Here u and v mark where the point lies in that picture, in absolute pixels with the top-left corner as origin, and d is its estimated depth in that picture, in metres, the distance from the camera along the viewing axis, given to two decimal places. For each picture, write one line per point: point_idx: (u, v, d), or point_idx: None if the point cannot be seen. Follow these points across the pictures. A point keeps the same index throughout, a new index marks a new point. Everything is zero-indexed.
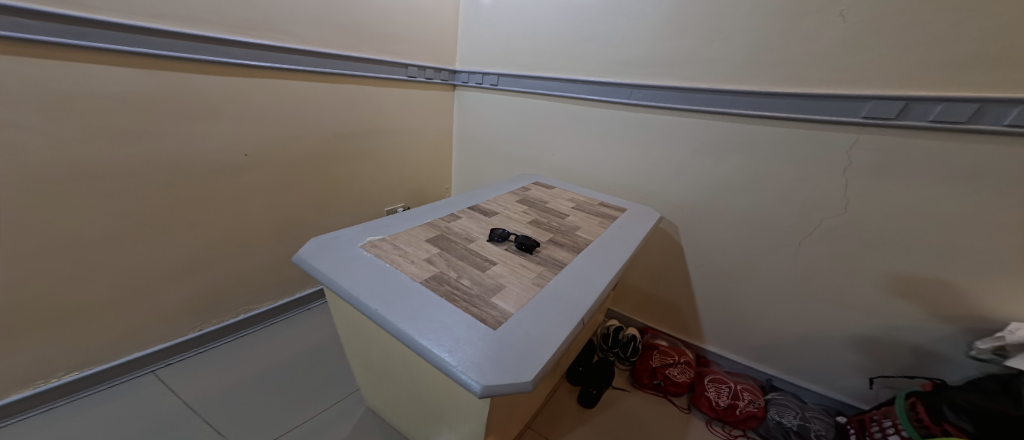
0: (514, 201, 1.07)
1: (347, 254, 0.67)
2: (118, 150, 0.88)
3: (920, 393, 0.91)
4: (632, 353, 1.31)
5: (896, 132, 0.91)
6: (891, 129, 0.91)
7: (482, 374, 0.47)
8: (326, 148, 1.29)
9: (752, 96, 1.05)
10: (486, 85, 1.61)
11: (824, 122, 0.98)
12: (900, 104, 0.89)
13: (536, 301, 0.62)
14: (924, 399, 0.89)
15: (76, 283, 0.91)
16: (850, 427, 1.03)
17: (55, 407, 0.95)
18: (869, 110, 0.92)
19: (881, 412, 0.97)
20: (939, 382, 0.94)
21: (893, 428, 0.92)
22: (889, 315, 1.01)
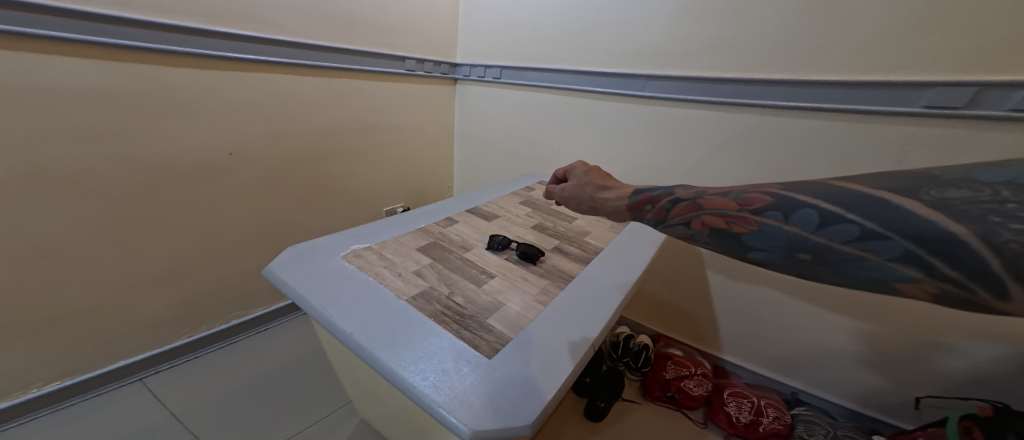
0: (517, 203, 1.00)
1: (325, 267, 0.61)
2: (87, 148, 0.82)
3: (976, 417, 0.80)
4: (643, 363, 1.23)
5: (959, 124, 0.80)
6: (956, 120, 0.80)
7: (472, 416, 0.39)
8: (319, 146, 1.23)
9: (784, 86, 0.96)
10: (488, 79, 1.53)
11: (873, 113, 0.87)
12: (969, 91, 0.78)
13: (539, 322, 0.55)
14: (981, 423, 0.78)
15: (51, 289, 0.85)
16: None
17: (37, 418, 0.90)
18: (931, 99, 0.81)
19: (926, 434, 0.89)
20: (1001, 407, 0.82)
21: None
22: (936, 327, 0.92)
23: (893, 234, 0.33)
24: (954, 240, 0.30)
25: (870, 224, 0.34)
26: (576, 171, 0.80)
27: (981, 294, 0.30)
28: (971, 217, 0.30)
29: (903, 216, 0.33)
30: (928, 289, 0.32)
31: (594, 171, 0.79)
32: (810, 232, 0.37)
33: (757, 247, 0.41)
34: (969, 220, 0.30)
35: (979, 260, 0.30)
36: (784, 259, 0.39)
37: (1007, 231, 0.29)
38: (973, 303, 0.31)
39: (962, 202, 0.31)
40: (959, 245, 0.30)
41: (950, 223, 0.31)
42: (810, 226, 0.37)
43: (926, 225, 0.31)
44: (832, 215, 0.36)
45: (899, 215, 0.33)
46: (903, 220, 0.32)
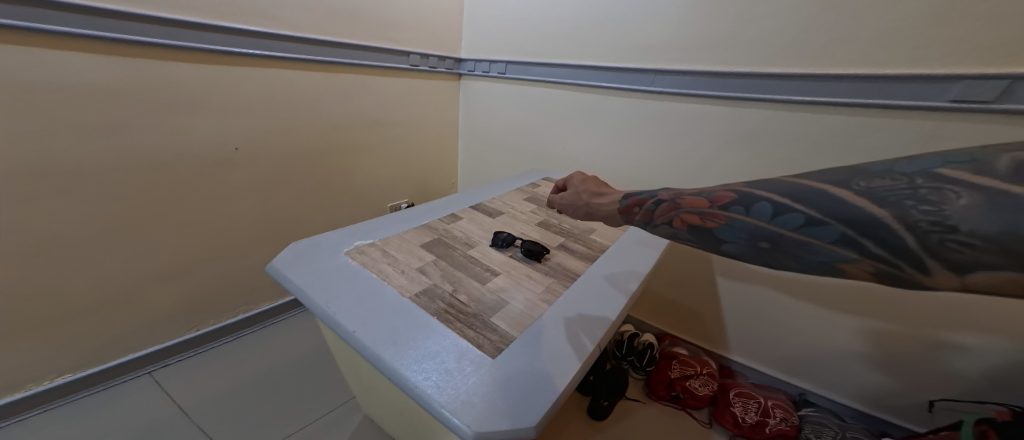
0: (522, 200, 0.99)
1: (329, 264, 0.60)
2: (94, 143, 0.82)
3: (993, 421, 0.78)
4: (647, 362, 1.22)
5: (986, 119, 0.78)
6: (983, 114, 0.77)
7: (475, 417, 0.38)
8: (324, 141, 1.23)
9: (799, 81, 0.94)
10: (493, 74, 1.51)
11: (892, 107, 0.85)
12: (997, 84, 0.75)
13: (544, 322, 0.54)
14: (997, 427, 0.76)
15: (61, 283, 0.86)
16: None
17: (49, 409, 0.91)
18: (958, 92, 0.78)
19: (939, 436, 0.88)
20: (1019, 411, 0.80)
21: None
22: (952, 328, 0.90)
23: (831, 220, 0.33)
24: (878, 222, 0.31)
25: (812, 211, 0.34)
26: (574, 178, 0.79)
27: (914, 275, 0.30)
28: (891, 201, 0.30)
29: (840, 203, 0.33)
30: (868, 271, 0.32)
31: (591, 179, 0.77)
32: (765, 223, 0.37)
33: (725, 241, 0.41)
34: (888, 204, 0.31)
35: (902, 239, 0.30)
36: (745, 250, 0.39)
37: (919, 212, 0.29)
38: (910, 282, 0.30)
39: (884, 188, 0.32)
40: (881, 226, 0.30)
41: (871, 207, 0.31)
42: (763, 216, 0.38)
43: (853, 210, 0.32)
44: (781, 205, 0.37)
45: (835, 202, 0.33)
46: (837, 205, 0.33)
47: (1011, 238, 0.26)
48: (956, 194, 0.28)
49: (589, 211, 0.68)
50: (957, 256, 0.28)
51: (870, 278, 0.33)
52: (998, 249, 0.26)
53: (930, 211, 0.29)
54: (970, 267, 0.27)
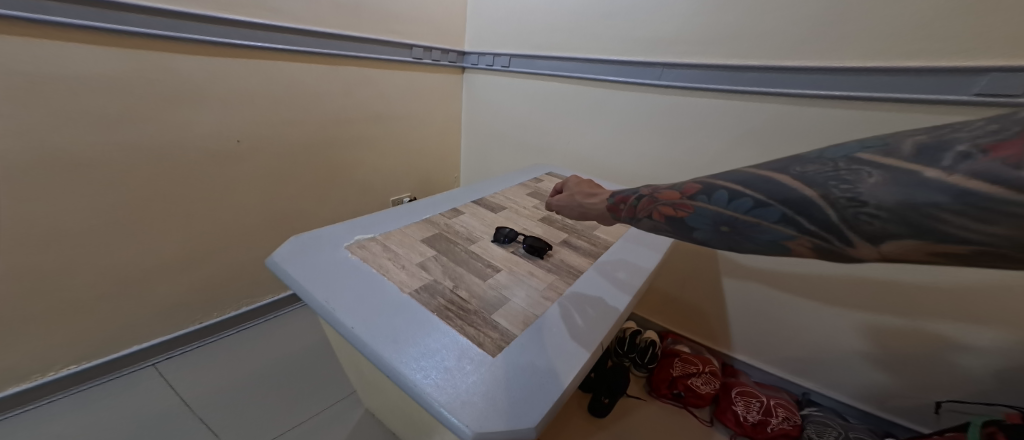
0: (524, 194, 0.98)
1: (329, 258, 0.60)
2: (96, 135, 0.81)
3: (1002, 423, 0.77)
4: (650, 359, 1.21)
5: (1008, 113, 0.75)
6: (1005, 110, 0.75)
7: (475, 417, 0.38)
8: (327, 134, 1.22)
9: (814, 74, 0.91)
10: (497, 67, 1.49)
11: (910, 102, 0.82)
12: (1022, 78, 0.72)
13: (545, 320, 0.53)
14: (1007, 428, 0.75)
15: (65, 275, 0.86)
16: None
17: (55, 400, 0.92)
18: (981, 86, 0.76)
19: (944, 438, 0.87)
20: None
21: None
22: (963, 329, 0.88)
23: (773, 201, 0.36)
24: (807, 201, 0.33)
25: (758, 194, 0.37)
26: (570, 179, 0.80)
27: (843, 249, 0.32)
28: (818, 182, 0.33)
29: (780, 187, 0.36)
30: (808, 247, 0.34)
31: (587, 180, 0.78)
32: (723, 208, 0.40)
33: (694, 228, 0.43)
34: (815, 185, 0.33)
35: (827, 215, 0.32)
36: (708, 236, 0.42)
37: (839, 190, 0.31)
38: (839, 254, 0.32)
39: (814, 171, 0.34)
40: (811, 204, 0.33)
41: (802, 188, 0.34)
42: (721, 202, 0.40)
43: (788, 191, 0.35)
44: (734, 191, 0.40)
45: (776, 186, 0.36)
46: (779, 189, 0.36)
47: (910, 209, 0.28)
48: (869, 173, 0.31)
49: (582, 212, 0.68)
50: (870, 226, 0.30)
51: (811, 254, 0.34)
52: (899, 219, 0.28)
53: (847, 189, 0.31)
54: (882, 237, 0.29)
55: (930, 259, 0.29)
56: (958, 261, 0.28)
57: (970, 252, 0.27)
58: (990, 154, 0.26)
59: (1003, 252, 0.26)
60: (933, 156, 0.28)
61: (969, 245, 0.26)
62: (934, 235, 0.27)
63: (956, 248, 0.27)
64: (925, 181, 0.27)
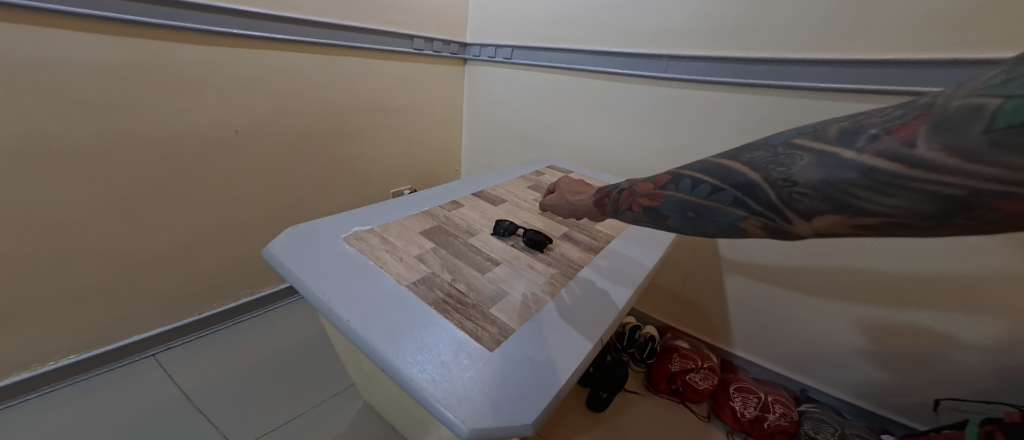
0: (525, 187, 0.97)
1: (326, 250, 0.59)
2: (92, 124, 0.80)
3: (1000, 421, 0.76)
4: (648, 355, 1.21)
5: None
6: None
7: (472, 414, 0.37)
8: (327, 125, 1.21)
9: (824, 67, 0.89)
10: (499, 59, 1.48)
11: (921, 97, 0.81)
12: None
13: (544, 315, 0.53)
14: (1005, 426, 0.74)
15: (64, 265, 0.86)
16: None
17: (55, 390, 0.92)
18: None
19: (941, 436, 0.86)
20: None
21: None
22: (965, 328, 0.88)
23: (727, 186, 0.40)
24: (752, 185, 0.37)
25: (715, 181, 0.41)
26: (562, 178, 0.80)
27: (784, 226, 0.35)
28: (761, 166, 0.37)
29: (733, 173, 0.39)
30: (758, 226, 0.37)
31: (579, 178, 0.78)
32: (688, 195, 0.44)
33: (667, 216, 0.46)
34: (759, 169, 0.37)
35: (768, 196, 0.36)
36: (679, 222, 0.45)
37: (776, 172, 0.35)
38: (784, 231, 0.36)
39: (760, 158, 0.38)
40: (756, 187, 0.37)
41: (748, 173, 0.38)
42: (686, 190, 0.44)
43: (738, 176, 0.39)
44: (697, 178, 0.43)
45: (730, 172, 0.40)
46: (731, 175, 0.39)
47: (830, 187, 0.31)
48: (801, 157, 0.34)
49: (572, 210, 0.68)
50: (801, 204, 0.33)
51: (763, 233, 0.38)
52: (822, 196, 0.32)
53: (783, 171, 0.35)
54: (811, 213, 0.33)
55: (853, 232, 0.32)
56: (874, 232, 0.31)
57: (881, 223, 0.30)
58: (891, 135, 0.29)
59: (908, 222, 0.29)
60: (849, 139, 0.32)
61: (879, 218, 0.29)
62: (850, 210, 0.30)
63: (870, 221, 0.30)
64: (842, 161, 0.31)
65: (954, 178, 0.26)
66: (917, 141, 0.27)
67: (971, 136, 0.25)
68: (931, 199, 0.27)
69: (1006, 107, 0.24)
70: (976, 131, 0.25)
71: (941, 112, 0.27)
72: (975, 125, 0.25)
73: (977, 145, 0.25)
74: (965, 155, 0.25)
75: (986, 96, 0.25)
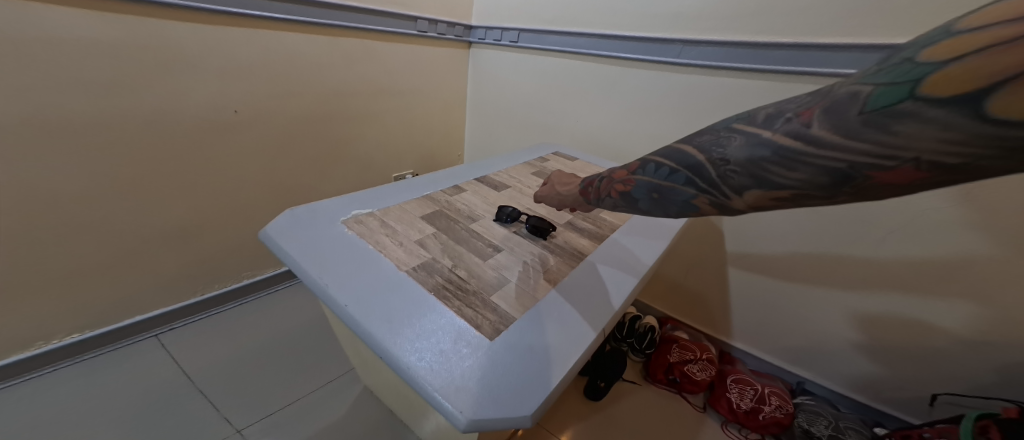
0: (529, 174, 0.95)
1: (324, 234, 0.58)
2: (88, 100, 0.78)
3: (997, 417, 0.75)
4: (648, 345, 1.21)
5: None
6: None
7: (470, 404, 0.36)
8: (328, 108, 1.19)
9: (856, 52, 0.84)
10: (505, 42, 1.44)
11: None
12: None
13: (546, 304, 0.52)
14: (1002, 424, 0.73)
15: (64, 245, 0.85)
16: None
17: (60, 368, 0.93)
18: None
19: (935, 430, 0.86)
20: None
21: None
22: (972, 326, 0.87)
23: (679, 167, 0.42)
24: (696, 164, 0.40)
25: (670, 162, 0.43)
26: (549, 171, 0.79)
27: (724, 201, 0.38)
28: (705, 148, 0.39)
29: (684, 154, 0.42)
30: (705, 203, 0.40)
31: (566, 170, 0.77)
32: (650, 177, 0.46)
33: (638, 199, 0.48)
34: (703, 151, 0.39)
35: (710, 173, 0.38)
36: (648, 204, 0.47)
37: (715, 152, 0.38)
38: (725, 207, 0.38)
39: (705, 141, 0.40)
40: (699, 167, 0.39)
41: (696, 154, 0.40)
42: (649, 173, 0.46)
43: (686, 157, 0.41)
44: (656, 160, 0.45)
45: (682, 154, 0.42)
46: (682, 155, 0.42)
47: (752, 164, 0.34)
48: (735, 138, 0.37)
49: (560, 202, 0.68)
50: (734, 181, 0.36)
51: (713, 210, 0.40)
52: (748, 173, 0.35)
53: (720, 152, 0.37)
54: (741, 189, 0.36)
55: (776, 204, 0.34)
56: (791, 203, 0.34)
57: (793, 195, 0.33)
58: (796, 117, 0.32)
59: (811, 194, 0.32)
60: (769, 121, 0.34)
61: (791, 191, 0.32)
62: (769, 184, 0.33)
63: (784, 193, 0.33)
64: (762, 141, 0.34)
65: (839, 154, 0.29)
66: (812, 122, 0.30)
67: (852, 117, 0.28)
68: (824, 172, 0.30)
69: (875, 92, 0.27)
70: (855, 112, 0.28)
71: (833, 96, 0.30)
72: (854, 108, 0.28)
73: (855, 124, 0.28)
74: (846, 133, 0.28)
75: (865, 83, 0.29)
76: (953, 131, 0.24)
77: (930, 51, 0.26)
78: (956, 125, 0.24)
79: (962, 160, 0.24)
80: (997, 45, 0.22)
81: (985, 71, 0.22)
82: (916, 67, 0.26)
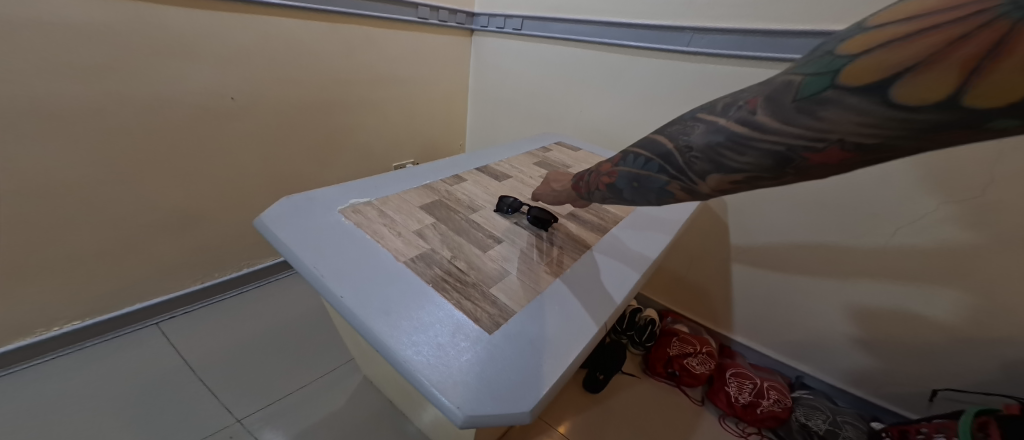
0: (531, 164, 0.93)
1: (321, 222, 0.56)
2: (81, 85, 0.76)
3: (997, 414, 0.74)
4: (648, 338, 1.20)
5: None
6: None
7: (466, 399, 0.35)
8: (326, 96, 1.17)
9: None
10: (508, 30, 1.41)
11: None
12: None
13: (546, 297, 0.51)
14: (1001, 420, 0.72)
15: (61, 233, 0.84)
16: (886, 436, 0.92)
17: (63, 355, 0.93)
18: None
19: (932, 426, 0.84)
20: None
21: None
22: (978, 323, 0.85)
23: (651, 155, 0.44)
24: (665, 152, 0.42)
25: (644, 152, 0.45)
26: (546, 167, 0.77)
27: (691, 186, 0.40)
28: (674, 136, 0.41)
29: (656, 143, 0.44)
30: (677, 189, 0.42)
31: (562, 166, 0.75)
32: (629, 167, 0.47)
33: (622, 189, 0.48)
34: (672, 139, 0.42)
35: (677, 160, 0.40)
36: (631, 193, 0.48)
37: (681, 140, 0.40)
38: (694, 191, 0.41)
39: (674, 130, 0.42)
40: (668, 154, 0.42)
41: (666, 143, 0.42)
42: (628, 163, 0.47)
43: (657, 145, 0.43)
44: (634, 151, 0.47)
45: (654, 142, 0.44)
46: (654, 144, 0.44)
47: (710, 150, 0.37)
48: (698, 126, 0.39)
49: (554, 198, 0.67)
50: (697, 166, 0.38)
51: (686, 195, 0.42)
52: (708, 158, 0.37)
53: (685, 140, 0.40)
54: (704, 174, 0.38)
55: (735, 187, 0.37)
56: (747, 185, 0.36)
57: (746, 178, 0.35)
58: (745, 105, 0.35)
59: (761, 176, 0.34)
60: (724, 109, 0.37)
61: (744, 174, 0.35)
62: (725, 168, 0.36)
63: (739, 176, 0.36)
64: (718, 128, 0.36)
65: (779, 138, 0.31)
66: (756, 109, 0.33)
67: (787, 104, 0.31)
68: (768, 155, 0.32)
69: (803, 82, 0.30)
70: (789, 100, 0.31)
71: (772, 85, 0.33)
72: (788, 96, 0.31)
73: (790, 111, 0.30)
74: (783, 119, 0.31)
75: (796, 73, 0.31)
76: (867, 115, 0.26)
77: (846, 44, 0.28)
78: (870, 111, 0.26)
79: (879, 140, 0.27)
80: (899, 39, 0.25)
81: (886, 63, 0.25)
82: (835, 59, 0.28)
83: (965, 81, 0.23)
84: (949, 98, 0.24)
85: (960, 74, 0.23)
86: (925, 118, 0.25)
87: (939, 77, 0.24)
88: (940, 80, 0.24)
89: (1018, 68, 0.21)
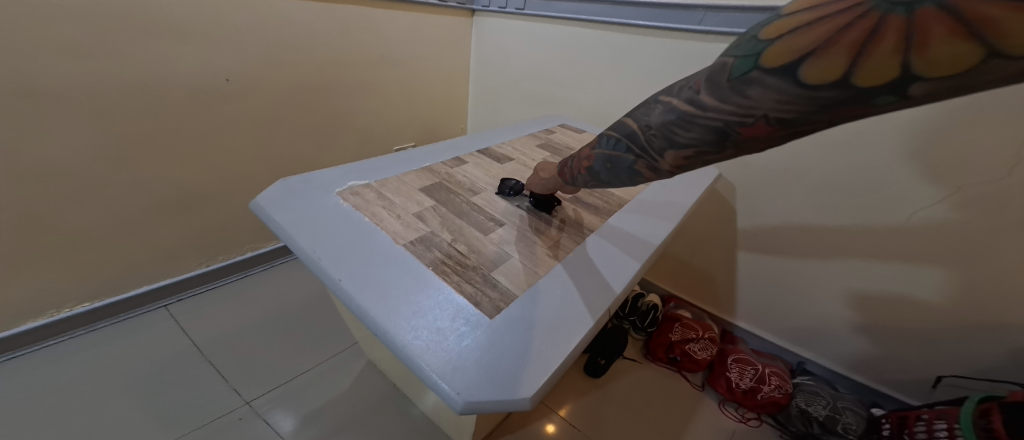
0: (533, 146, 0.91)
1: (319, 205, 0.55)
2: (76, 67, 0.75)
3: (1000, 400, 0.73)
4: (649, 323, 1.20)
5: None
6: None
7: (462, 383, 0.35)
8: (323, 77, 1.14)
9: None
10: (510, 9, 1.37)
11: None
12: None
13: (548, 282, 0.50)
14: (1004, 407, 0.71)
15: (64, 216, 0.84)
16: (885, 422, 0.91)
17: (75, 336, 0.94)
18: None
19: (933, 413, 0.83)
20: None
21: (948, 431, 0.78)
22: (986, 311, 0.84)
23: (618, 135, 0.43)
24: (629, 131, 0.41)
25: (613, 132, 0.44)
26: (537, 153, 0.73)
27: (652, 163, 0.39)
28: (637, 116, 0.40)
29: (621, 123, 0.43)
30: (642, 168, 0.41)
31: None
32: (602, 149, 0.46)
33: (600, 172, 0.47)
34: (635, 120, 0.40)
35: (639, 139, 0.39)
36: (607, 175, 0.47)
37: (641, 119, 0.39)
38: (657, 169, 0.40)
39: (638, 109, 0.41)
40: (631, 133, 0.40)
41: (630, 123, 0.41)
42: (602, 145, 0.46)
43: (622, 125, 0.42)
44: (604, 132, 0.45)
45: (621, 122, 0.43)
46: (620, 124, 0.43)
47: (663, 127, 0.36)
48: (656, 105, 0.38)
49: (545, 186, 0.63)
50: (655, 145, 0.37)
51: (652, 174, 0.41)
52: (663, 136, 0.36)
53: (646, 120, 0.39)
54: (661, 152, 0.37)
55: (690, 162, 0.36)
56: (698, 161, 0.35)
57: (695, 154, 0.35)
58: (691, 85, 0.34)
59: (707, 152, 0.34)
60: (676, 89, 0.36)
61: (693, 150, 0.34)
62: (676, 145, 0.35)
63: (689, 153, 0.35)
64: (670, 108, 0.35)
65: (716, 115, 0.31)
66: (699, 90, 0.32)
67: (722, 84, 0.30)
68: (709, 131, 0.32)
69: (733, 63, 0.29)
70: (724, 80, 0.30)
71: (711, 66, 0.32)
72: (722, 76, 0.30)
73: (724, 90, 0.30)
74: (719, 98, 0.30)
75: (729, 54, 0.31)
76: (785, 94, 0.26)
77: (767, 28, 0.28)
78: (785, 89, 0.26)
79: (797, 115, 0.27)
80: (803, 26, 0.25)
81: (793, 48, 0.26)
82: (758, 43, 0.28)
83: (852, 63, 0.23)
84: (842, 78, 0.24)
85: (847, 58, 0.23)
86: (827, 96, 0.25)
87: (832, 61, 0.24)
88: (832, 63, 0.24)
89: (891, 53, 0.22)
